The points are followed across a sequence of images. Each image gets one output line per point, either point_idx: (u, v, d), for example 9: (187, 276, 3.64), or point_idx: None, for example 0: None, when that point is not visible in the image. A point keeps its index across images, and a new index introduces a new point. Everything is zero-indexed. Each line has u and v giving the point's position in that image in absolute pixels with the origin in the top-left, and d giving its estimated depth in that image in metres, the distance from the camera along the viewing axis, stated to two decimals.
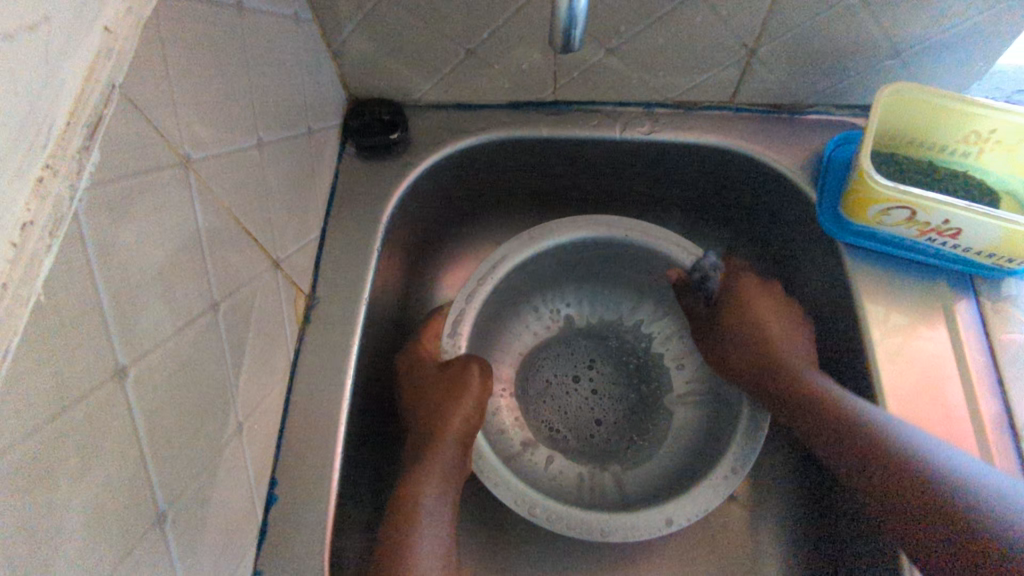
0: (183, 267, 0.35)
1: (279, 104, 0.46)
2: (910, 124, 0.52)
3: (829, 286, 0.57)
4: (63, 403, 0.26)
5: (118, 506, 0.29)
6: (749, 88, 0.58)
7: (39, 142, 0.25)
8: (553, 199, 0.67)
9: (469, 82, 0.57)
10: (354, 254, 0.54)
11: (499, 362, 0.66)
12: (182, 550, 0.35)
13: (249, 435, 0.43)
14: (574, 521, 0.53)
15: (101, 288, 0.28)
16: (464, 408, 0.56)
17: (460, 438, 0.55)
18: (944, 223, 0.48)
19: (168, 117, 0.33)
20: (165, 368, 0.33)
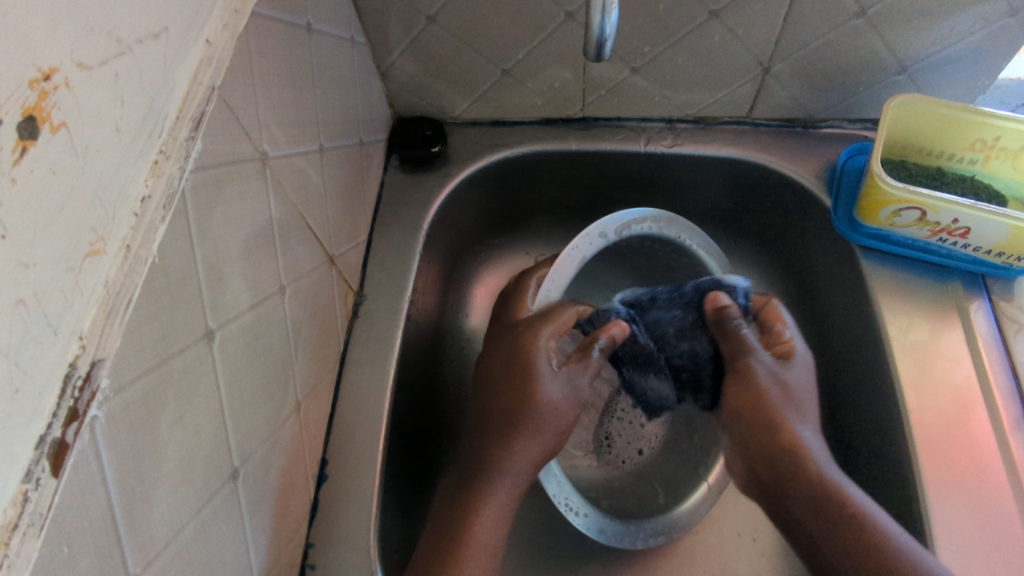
0: (259, 251, 0.39)
1: (337, 115, 0.51)
2: (917, 132, 0.56)
3: (847, 288, 0.60)
4: (166, 352, 0.30)
5: (204, 453, 0.33)
6: (764, 104, 0.62)
7: (156, 130, 0.30)
8: (581, 212, 0.71)
9: (504, 100, 0.63)
10: (397, 255, 0.59)
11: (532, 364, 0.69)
12: (250, 507, 0.38)
13: (306, 412, 0.46)
14: (618, 535, 0.55)
15: (197, 257, 0.33)
16: (522, 384, 0.49)
17: (528, 413, 0.48)
18: (953, 222, 0.51)
19: (253, 118, 0.38)
20: (242, 335, 0.37)
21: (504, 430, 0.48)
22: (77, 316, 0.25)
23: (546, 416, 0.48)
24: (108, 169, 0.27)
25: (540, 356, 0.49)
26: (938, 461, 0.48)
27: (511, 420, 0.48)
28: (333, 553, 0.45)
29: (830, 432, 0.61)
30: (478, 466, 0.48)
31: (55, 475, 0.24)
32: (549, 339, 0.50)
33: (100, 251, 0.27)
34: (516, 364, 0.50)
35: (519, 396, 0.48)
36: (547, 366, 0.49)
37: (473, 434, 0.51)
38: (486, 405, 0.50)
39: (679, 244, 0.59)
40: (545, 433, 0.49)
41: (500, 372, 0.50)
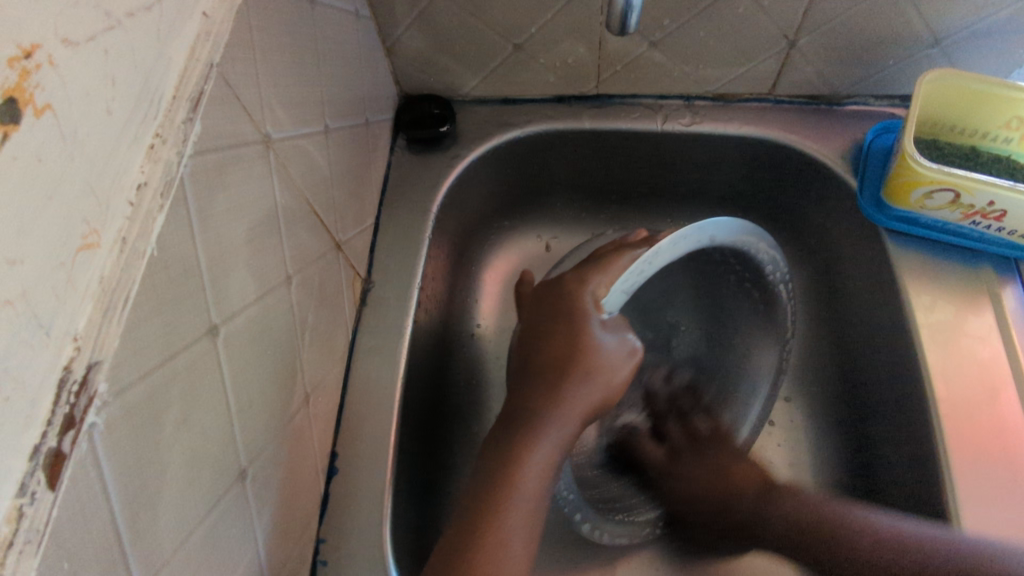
0: (265, 238, 0.37)
1: (343, 94, 0.49)
2: (949, 109, 0.53)
3: (871, 273, 0.58)
4: (169, 350, 0.28)
5: (211, 454, 0.31)
6: (788, 80, 0.59)
7: (151, 112, 0.28)
8: (595, 194, 0.69)
9: (516, 77, 0.60)
10: (406, 239, 0.57)
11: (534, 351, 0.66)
12: (258, 507, 0.36)
13: (315, 404, 0.45)
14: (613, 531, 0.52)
15: (199, 248, 0.31)
16: (563, 333, 0.45)
17: (561, 355, 0.44)
18: (989, 204, 0.49)
19: (255, 98, 0.36)
20: (249, 327, 0.35)
21: (545, 382, 0.45)
22: (71, 316, 0.23)
23: (600, 364, 0.44)
24: (100, 155, 0.25)
25: (588, 305, 0.44)
26: (970, 455, 0.46)
27: (560, 367, 0.44)
28: (344, 548, 0.44)
29: (855, 421, 0.59)
30: (519, 423, 0.44)
31: (51, 488, 0.22)
32: (603, 287, 0.44)
33: (93, 246, 0.25)
34: (556, 314, 0.46)
35: (558, 343, 0.45)
36: (597, 315, 0.44)
37: (516, 389, 0.46)
38: (535, 349, 0.46)
39: (758, 262, 0.51)
40: (591, 383, 0.44)
41: (541, 333, 0.46)
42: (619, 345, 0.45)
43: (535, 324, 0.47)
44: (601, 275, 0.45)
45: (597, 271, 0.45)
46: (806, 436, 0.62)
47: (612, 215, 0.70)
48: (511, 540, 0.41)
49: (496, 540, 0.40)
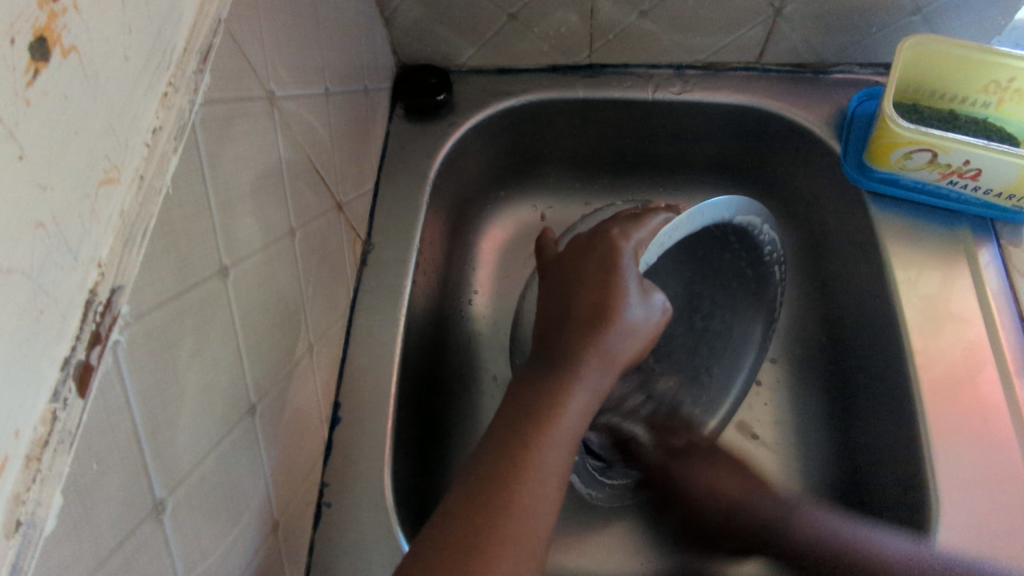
0: (270, 191, 0.39)
1: (343, 60, 0.51)
2: (930, 74, 0.55)
3: (854, 235, 0.60)
4: (182, 285, 0.30)
5: (221, 386, 0.34)
6: (775, 48, 0.61)
7: (165, 61, 0.30)
8: (589, 164, 0.70)
9: (511, 46, 0.62)
10: (404, 204, 0.58)
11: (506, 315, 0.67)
12: (266, 444, 0.39)
13: (318, 356, 0.47)
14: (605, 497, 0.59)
15: (209, 192, 0.33)
16: (600, 279, 0.45)
17: (597, 302, 0.44)
18: (965, 163, 0.51)
19: (260, 56, 0.38)
20: (255, 273, 0.37)
21: (579, 327, 0.44)
22: (95, 243, 0.25)
23: (634, 319, 0.44)
24: (120, 97, 0.27)
25: (628, 259, 0.45)
26: (943, 402, 0.48)
27: (602, 316, 0.44)
28: (347, 492, 0.47)
29: (838, 380, 0.61)
30: (559, 363, 0.43)
31: (81, 396, 0.24)
32: (642, 244, 0.45)
33: (114, 181, 0.27)
34: (596, 260, 0.45)
35: (596, 290, 0.44)
36: (635, 269, 0.45)
37: (550, 336, 0.45)
38: (571, 300, 0.45)
39: (759, 241, 0.53)
40: (623, 334, 0.44)
41: (580, 277, 0.46)
42: (652, 307, 0.45)
43: (570, 270, 0.46)
44: (641, 231, 0.46)
45: (637, 228, 0.46)
46: (791, 396, 0.65)
47: (604, 186, 0.72)
48: (547, 472, 0.39)
49: (533, 478, 0.38)
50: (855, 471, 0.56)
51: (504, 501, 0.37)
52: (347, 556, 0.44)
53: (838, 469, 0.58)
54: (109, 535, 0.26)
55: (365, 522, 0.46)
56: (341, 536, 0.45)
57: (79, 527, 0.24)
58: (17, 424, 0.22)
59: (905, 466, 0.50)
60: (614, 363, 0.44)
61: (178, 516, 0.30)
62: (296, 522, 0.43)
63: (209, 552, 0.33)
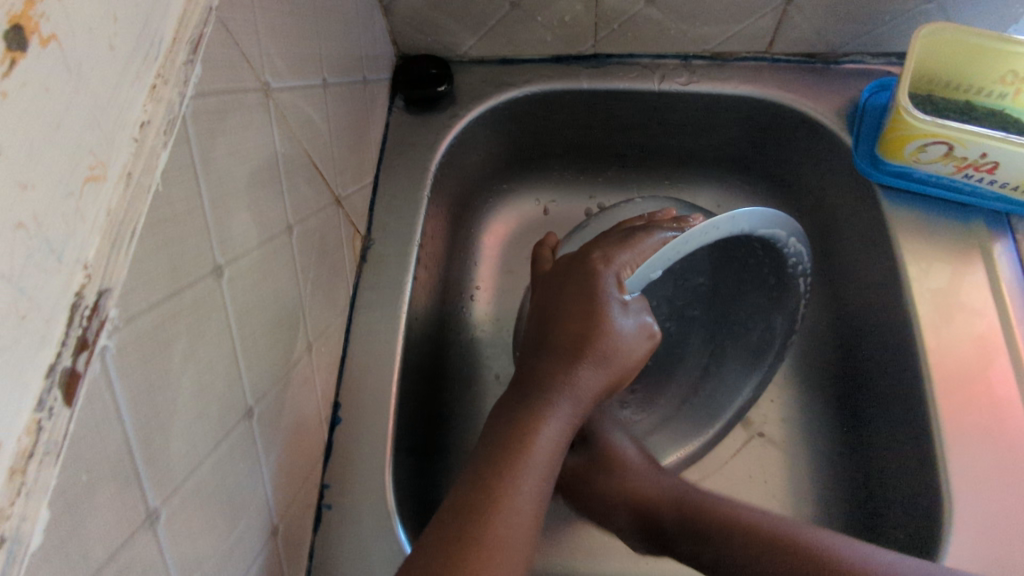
0: (266, 186, 0.38)
1: (341, 50, 0.49)
2: (945, 64, 0.54)
3: (865, 230, 0.58)
4: (175, 286, 0.29)
5: (217, 389, 0.32)
6: (785, 37, 0.59)
7: (153, 52, 0.28)
8: (593, 156, 0.69)
9: (514, 35, 0.60)
10: (405, 198, 0.57)
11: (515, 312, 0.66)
12: (263, 448, 0.38)
13: (317, 355, 0.46)
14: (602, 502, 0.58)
15: (202, 188, 0.31)
16: (575, 310, 0.43)
17: (574, 334, 0.43)
18: (981, 156, 0.50)
19: (255, 46, 0.36)
20: (251, 271, 0.36)
21: (554, 360, 0.43)
22: (81, 244, 0.24)
23: (617, 345, 0.43)
24: (105, 90, 0.26)
25: (610, 284, 0.42)
26: (957, 402, 0.47)
27: (580, 346, 0.43)
28: (348, 493, 0.46)
29: (847, 377, 0.60)
30: (535, 392, 0.43)
31: (67, 404, 0.23)
32: (627, 268, 0.42)
33: (100, 177, 0.25)
34: (572, 287, 0.44)
35: (571, 321, 0.43)
36: (618, 296, 0.42)
37: (530, 359, 0.45)
38: (553, 322, 0.44)
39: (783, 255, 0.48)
40: (601, 365, 0.43)
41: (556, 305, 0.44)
42: (639, 330, 0.43)
43: (553, 296, 0.45)
44: (627, 253, 0.43)
45: (623, 250, 0.43)
46: (799, 393, 0.63)
47: (609, 178, 0.70)
48: (522, 508, 0.39)
49: (510, 507, 0.39)
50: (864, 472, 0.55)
51: (476, 542, 0.36)
52: (348, 559, 0.44)
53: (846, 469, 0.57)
54: (100, 548, 0.25)
55: (366, 524, 0.45)
56: (341, 538, 0.44)
57: (66, 541, 0.23)
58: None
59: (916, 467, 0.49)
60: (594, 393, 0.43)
61: (173, 525, 0.29)
62: (296, 525, 0.42)
63: (206, 561, 0.32)
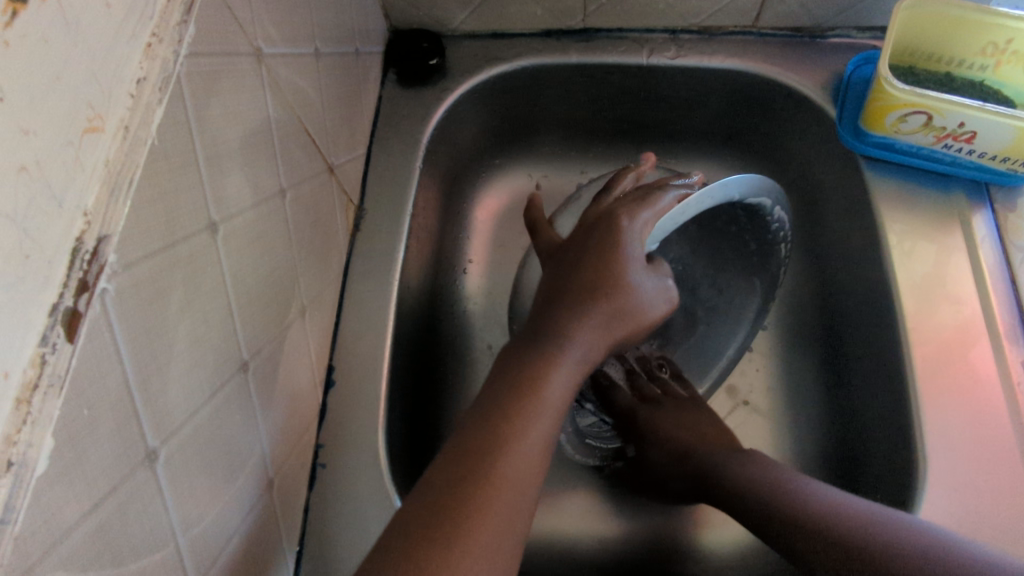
0: (260, 149, 0.39)
1: (333, 20, 0.50)
2: (926, 36, 0.55)
3: (848, 202, 0.60)
4: (172, 238, 0.30)
5: (213, 341, 0.34)
6: (772, 11, 0.60)
7: (148, 10, 0.29)
8: (583, 131, 0.70)
9: (505, 9, 0.61)
10: (397, 169, 0.58)
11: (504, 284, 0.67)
12: (259, 402, 0.39)
13: (311, 318, 0.47)
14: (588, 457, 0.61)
15: (196, 146, 0.33)
16: (592, 264, 0.43)
17: (592, 284, 0.43)
18: (960, 125, 0.51)
19: (247, 11, 0.37)
20: (245, 231, 0.37)
21: (572, 309, 0.43)
22: (81, 191, 0.25)
23: (632, 301, 0.44)
24: (104, 45, 0.27)
25: (633, 244, 0.43)
26: (932, 365, 0.49)
27: (598, 297, 0.43)
28: (342, 451, 0.47)
29: (831, 346, 0.61)
30: (545, 341, 0.43)
31: (70, 341, 0.24)
32: (648, 227, 0.43)
33: (98, 129, 0.26)
34: (594, 238, 0.44)
35: (586, 270, 0.44)
36: (639, 253, 0.44)
37: (544, 307, 0.45)
38: (566, 280, 0.45)
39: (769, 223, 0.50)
40: (613, 317, 0.44)
41: (573, 257, 0.45)
42: (655, 289, 0.45)
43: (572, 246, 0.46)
44: (648, 212, 0.43)
45: (642, 209, 0.44)
46: (784, 363, 0.65)
47: (600, 154, 0.72)
48: (530, 447, 0.39)
49: (515, 455, 0.38)
50: (846, 437, 0.57)
51: (487, 473, 0.37)
52: (343, 514, 0.45)
53: (829, 434, 0.59)
54: (103, 480, 0.26)
55: (360, 482, 0.46)
56: (337, 494, 0.46)
57: (71, 470, 0.25)
58: (5, 366, 0.22)
59: (894, 429, 0.50)
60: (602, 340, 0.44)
61: (172, 467, 0.31)
62: (291, 481, 0.44)
63: (204, 504, 0.34)
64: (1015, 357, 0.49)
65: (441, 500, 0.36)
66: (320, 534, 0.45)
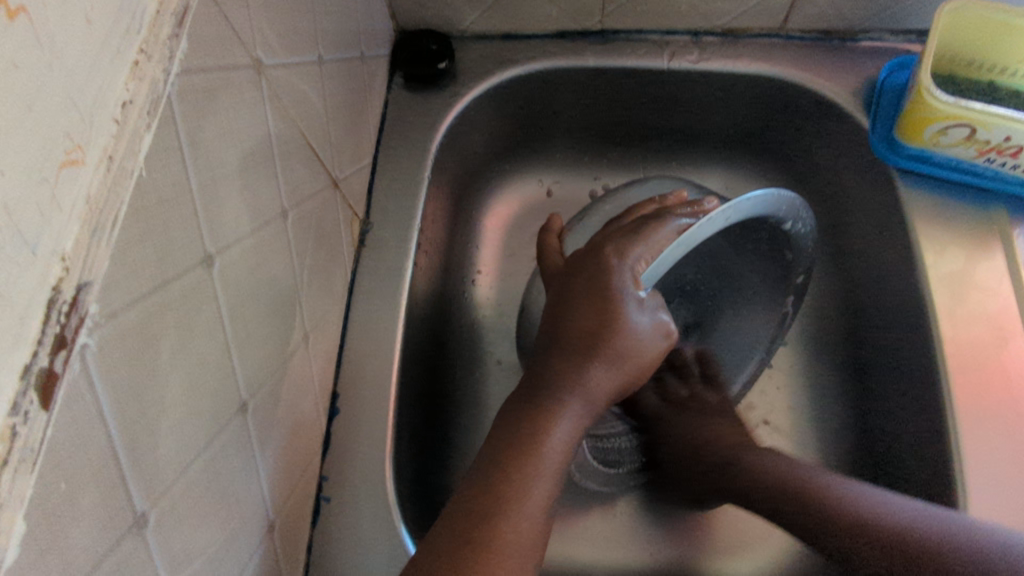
0: (260, 170, 0.36)
1: (337, 23, 0.47)
2: (967, 41, 0.51)
3: (880, 216, 0.57)
4: (162, 277, 0.28)
5: (208, 385, 0.31)
6: (801, 12, 0.57)
7: (135, 24, 0.26)
8: (599, 137, 0.67)
9: (519, 9, 0.58)
10: (405, 180, 0.55)
11: (516, 297, 0.64)
12: (258, 442, 0.36)
13: (315, 344, 0.44)
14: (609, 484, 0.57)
15: (189, 171, 0.29)
16: (586, 305, 0.42)
17: (585, 328, 0.42)
18: (1005, 140, 0.48)
19: (245, 19, 0.34)
20: (244, 259, 0.34)
21: (566, 357, 0.42)
22: (57, 235, 0.22)
23: (630, 348, 0.42)
24: (83, 66, 0.24)
25: (625, 279, 0.42)
26: (973, 393, 0.46)
27: (594, 342, 0.41)
28: (348, 485, 0.45)
29: (861, 368, 0.58)
30: (547, 387, 0.41)
31: (45, 407, 0.21)
32: (642, 261, 0.42)
33: (77, 162, 0.23)
34: (586, 276, 0.43)
35: (574, 313, 0.42)
36: (634, 292, 0.42)
37: (542, 352, 0.43)
38: (563, 321, 0.43)
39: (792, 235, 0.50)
40: (616, 364, 0.42)
41: (563, 299, 0.44)
42: (654, 327, 0.43)
43: (570, 283, 0.44)
44: (641, 246, 0.42)
45: (636, 242, 0.42)
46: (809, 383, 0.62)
47: (615, 160, 0.68)
48: (533, 496, 0.37)
49: (522, 508, 0.36)
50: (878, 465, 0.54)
51: (491, 532, 0.35)
52: (349, 551, 0.43)
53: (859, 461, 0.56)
54: (86, 556, 0.24)
55: (367, 517, 0.44)
56: (341, 531, 0.43)
57: (47, 553, 0.22)
58: None
59: (930, 462, 0.47)
60: (606, 388, 0.42)
61: (164, 527, 0.28)
62: (293, 519, 0.41)
63: (200, 561, 0.31)
64: None
65: (445, 558, 0.34)
66: (325, 574, 0.42)
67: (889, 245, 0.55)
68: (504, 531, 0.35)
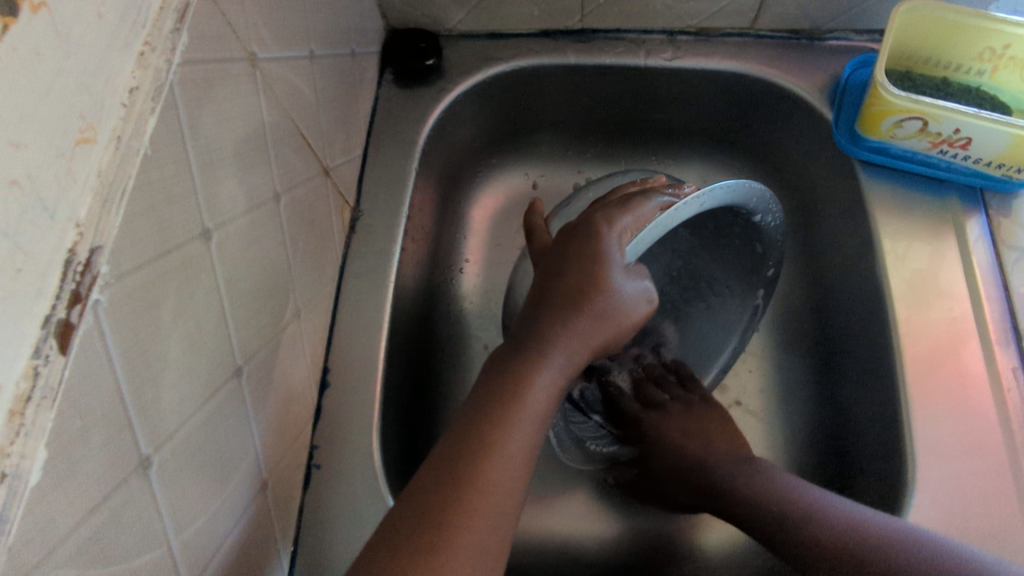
0: (254, 155, 0.39)
1: (328, 21, 0.50)
2: (924, 40, 0.54)
3: (843, 206, 0.60)
4: (165, 246, 0.31)
5: (207, 348, 0.34)
6: (769, 13, 0.60)
7: (141, 19, 0.29)
8: (581, 131, 0.70)
9: (503, 9, 0.61)
10: (393, 170, 0.58)
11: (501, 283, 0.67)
12: (253, 405, 0.39)
13: (306, 321, 0.47)
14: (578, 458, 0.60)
15: (189, 153, 0.33)
16: (574, 270, 0.43)
17: (571, 293, 0.43)
18: (955, 132, 0.51)
19: (241, 15, 0.37)
20: (239, 236, 0.37)
21: (553, 316, 0.43)
22: (73, 203, 0.25)
23: (614, 309, 0.44)
24: (96, 56, 0.27)
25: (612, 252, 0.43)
26: (923, 371, 0.49)
27: (579, 302, 0.43)
28: (337, 453, 0.48)
29: (825, 349, 0.61)
30: (532, 347, 0.42)
31: (62, 352, 0.25)
32: (626, 234, 0.44)
33: (90, 140, 0.26)
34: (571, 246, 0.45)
35: (561, 278, 0.44)
36: (621, 260, 0.43)
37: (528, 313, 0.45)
38: (550, 287, 0.44)
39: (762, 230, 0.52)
40: (600, 322, 0.43)
41: (549, 269, 0.45)
42: (638, 292, 0.45)
43: (556, 257, 0.46)
44: (626, 218, 0.44)
45: (622, 215, 0.44)
46: (778, 364, 0.65)
47: (597, 154, 0.72)
48: (516, 452, 0.39)
49: (504, 453, 0.39)
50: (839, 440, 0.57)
51: (470, 476, 0.37)
52: (339, 512, 0.46)
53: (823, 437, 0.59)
54: (97, 488, 0.27)
55: (355, 482, 0.47)
56: (331, 495, 0.46)
57: (64, 480, 0.25)
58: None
59: (884, 434, 0.51)
60: (587, 345, 0.43)
61: (166, 472, 0.31)
62: (286, 482, 0.44)
63: (198, 507, 0.34)
64: (1005, 363, 0.49)
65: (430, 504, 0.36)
66: (315, 533, 0.45)
67: (852, 234, 0.58)
68: (488, 474, 0.37)
